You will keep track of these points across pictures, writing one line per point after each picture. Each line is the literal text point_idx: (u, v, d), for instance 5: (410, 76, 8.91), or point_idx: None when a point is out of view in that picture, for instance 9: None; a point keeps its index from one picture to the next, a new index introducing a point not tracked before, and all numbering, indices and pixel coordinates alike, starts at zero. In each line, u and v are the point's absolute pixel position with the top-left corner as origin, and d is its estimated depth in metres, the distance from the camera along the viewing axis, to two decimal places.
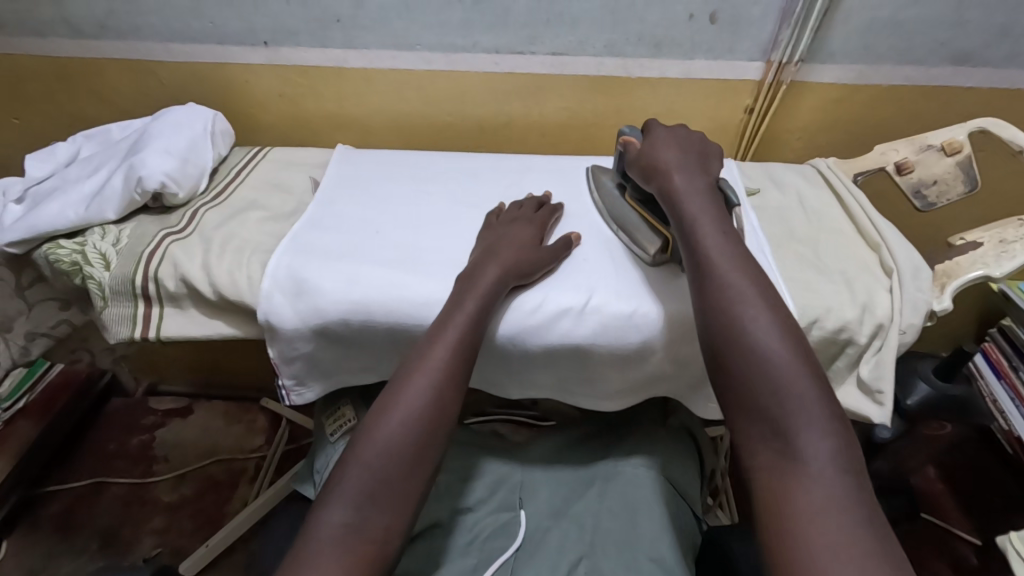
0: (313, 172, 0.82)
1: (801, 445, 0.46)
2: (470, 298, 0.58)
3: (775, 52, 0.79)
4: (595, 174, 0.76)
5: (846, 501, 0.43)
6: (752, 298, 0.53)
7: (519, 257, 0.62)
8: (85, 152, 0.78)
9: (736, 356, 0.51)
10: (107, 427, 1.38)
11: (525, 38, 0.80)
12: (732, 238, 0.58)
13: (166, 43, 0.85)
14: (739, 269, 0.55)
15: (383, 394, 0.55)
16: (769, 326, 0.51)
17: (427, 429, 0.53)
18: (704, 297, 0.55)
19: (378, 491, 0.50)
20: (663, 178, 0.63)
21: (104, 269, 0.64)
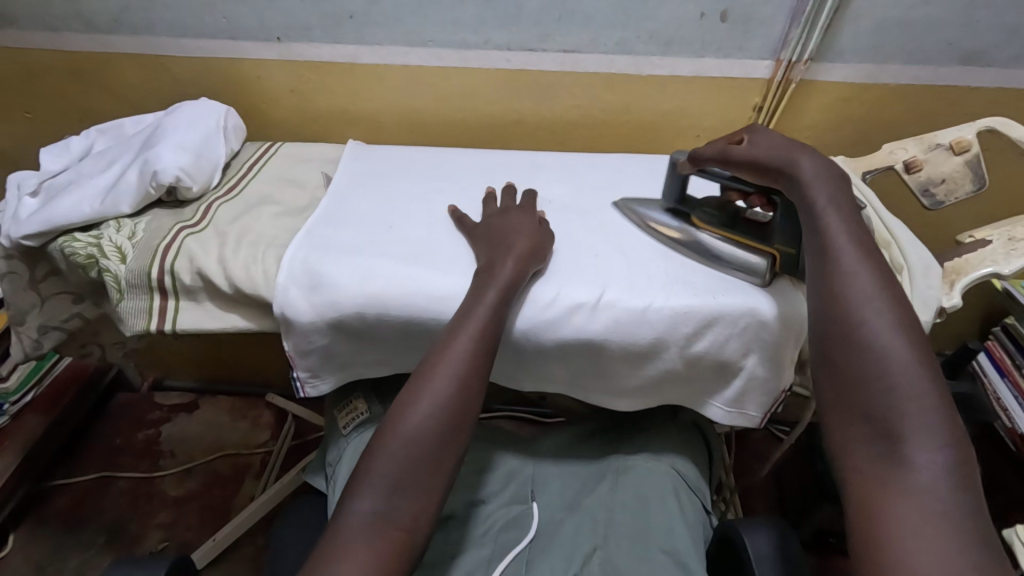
0: (325, 168, 0.82)
1: (912, 454, 0.44)
2: (492, 285, 0.58)
3: (785, 51, 0.80)
4: (629, 207, 0.72)
5: (952, 519, 0.42)
6: (874, 296, 0.51)
7: (534, 246, 0.63)
8: (98, 146, 0.79)
9: (850, 358, 0.49)
10: (112, 422, 1.38)
11: (536, 35, 0.81)
12: (858, 234, 0.55)
13: (179, 38, 0.85)
14: (865, 266, 0.53)
15: (409, 383, 0.56)
16: (894, 331, 0.49)
17: (453, 417, 0.54)
18: (820, 294, 0.53)
19: (406, 479, 0.52)
20: (787, 171, 0.59)
21: (120, 261, 0.65)
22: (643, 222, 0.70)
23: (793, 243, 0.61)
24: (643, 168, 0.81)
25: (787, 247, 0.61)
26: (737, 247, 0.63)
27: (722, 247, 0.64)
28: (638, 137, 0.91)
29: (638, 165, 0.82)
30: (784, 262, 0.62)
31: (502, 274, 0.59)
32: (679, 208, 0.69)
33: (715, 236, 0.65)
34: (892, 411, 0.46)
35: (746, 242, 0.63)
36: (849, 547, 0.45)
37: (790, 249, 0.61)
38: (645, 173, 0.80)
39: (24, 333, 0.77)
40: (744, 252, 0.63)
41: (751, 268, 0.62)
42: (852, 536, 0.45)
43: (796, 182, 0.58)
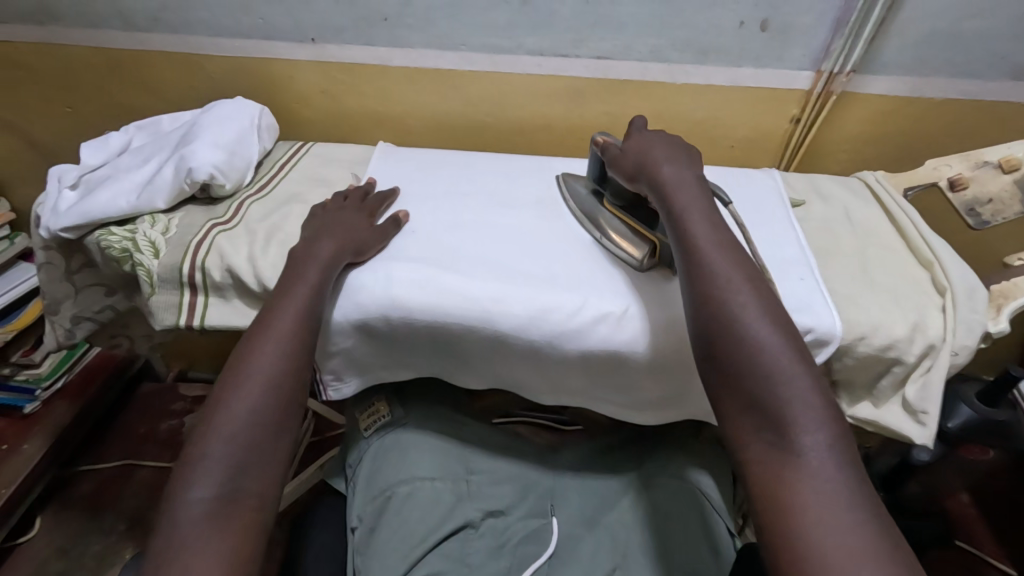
0: (354, 169, 0.82)
1: (799, 438, 0.44)
2: (309, 269, 0.60)
3: (825, 61, 0.78)
4: (565, 181, 0.76)
5: (846, 497, 0.41)
6: (739, 285, 0.52)
7: (351, 235, 0.64)
8: (136, 142, 0.80)
9: (729, 352, 0.49)
10: (137, 411, 1.41)
11: (570, 41, 0.80)
12: (719, 226, 0.57)
13: (215, 37, 0.87)
14: (727, 261, 0.53)
15: (228, 373, 0.54)
16: (759, 317, 0.50)
17: (288, 394, 0.54)
18: (694, 292, 0.53)
19: (247, 462, 0.49)
20: (649, 178, 0.62)
21: (153, 256, 0.66)
22: (570, 196, 0.74)
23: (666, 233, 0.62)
24: None
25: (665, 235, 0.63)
26: (627, 229, 0.66)
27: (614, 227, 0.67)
28: None
29: None
30: (663, 250, 0.63)
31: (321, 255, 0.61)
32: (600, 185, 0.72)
33: (614, 216, 0.68)
34: (774, 398, 0.46)
35: (632, 227, 0.66)
36: (761, 552, 0.43)
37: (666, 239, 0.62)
38: None
39: (58, 323, 0.79)
40: (631, 234, 0.66)
41: (628, 252, 0.65)
42: (764, 541, 0.43)
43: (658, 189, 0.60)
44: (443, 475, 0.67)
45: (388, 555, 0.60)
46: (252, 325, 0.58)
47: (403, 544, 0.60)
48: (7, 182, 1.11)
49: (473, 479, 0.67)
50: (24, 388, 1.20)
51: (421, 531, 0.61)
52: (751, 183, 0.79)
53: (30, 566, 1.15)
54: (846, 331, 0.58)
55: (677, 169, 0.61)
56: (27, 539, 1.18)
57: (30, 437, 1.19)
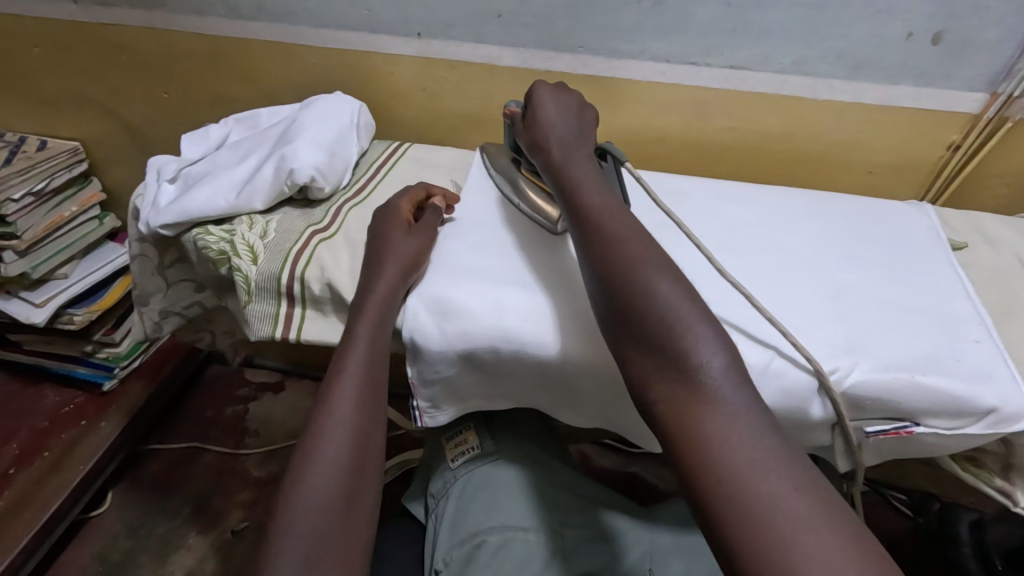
0: (453, 175, 0.77)
1: (699, 371, 0.40)
2: (364, 320, 0.56)
3: (1005, 83, 0.67)
4: (485, 153, 0.76)
5: (746, 411, 0.38)
6: (631, 232, 0.49)
7: (409, 256, 0.60)
8: (234, 136, 0.77)
9: (625, 296, 0.45)
10: (205, 394, 1.43)
11: (702, 48, 0.72)
12: (596, 180, 0.55)
13: (318, 28, 0.83)
14: (612, 211, 0.51)
15: (301, 448, 0.50)
16: (648, 254, 0.47)
17: (360, 460, 0.50)
18: (590, 241, 0.49)
19: (326, 548, 0.45)
20: (543, 153, 0.58)
21: (251, 262, 0.62)
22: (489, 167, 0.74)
23: None
24: (806, 207, 0.71)
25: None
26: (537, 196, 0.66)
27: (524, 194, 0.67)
28: (796, 169, 0.80)
29: (799, 203, 0.72)
30: None
31: (377, 293, 0.57)
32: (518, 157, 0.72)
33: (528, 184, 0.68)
34: (668, 332, 0.42)
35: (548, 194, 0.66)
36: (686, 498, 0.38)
37: None
38: (808, 214, 0.70)
39: (147, 314, 0.78)
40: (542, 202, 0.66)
41: (545, 217, 0.64)
42: (687, 486, 0.37)
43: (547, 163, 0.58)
44: (539, 526, 0.59)
45: None
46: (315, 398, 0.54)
47: None
48: (101, 163, 1.12)
49: (566, 533, 0.60)
50: (103, 366, 1.22)
51: None
52: (902, 217, 0.69)
53: (101, 541, 1.17)
54: None
55: (564, 136, 0.59)
56: (98, 514, 1.20)
57: (108, 415, 1.21)
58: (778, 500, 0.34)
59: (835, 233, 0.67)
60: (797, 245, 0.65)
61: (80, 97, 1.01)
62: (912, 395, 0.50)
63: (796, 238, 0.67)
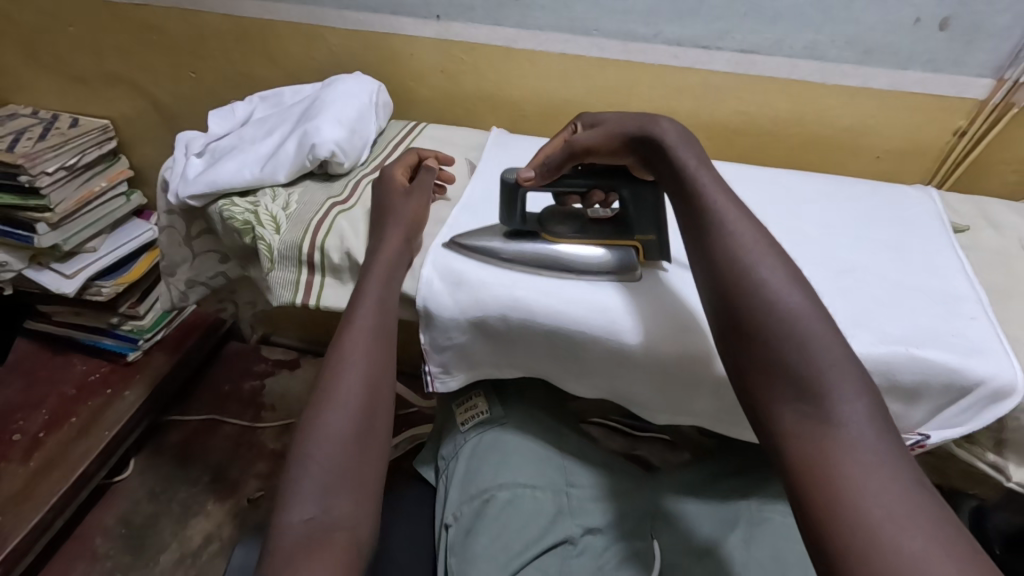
0: (469, 154, 0.80)
1: (834, 406, 0.39)
2: (371, 279, 0.59)
3: (1011, 70, 0.68)
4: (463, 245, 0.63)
5: (882, 454, 0.37)
6: (764, 247, 0.47)
7: (416, 214, 0.64)
8: (258, 113, 0.80)
9: (753, 315, 0.44)
10: (224, 369, 1.47)
11: (715, 31, 0.74)
12: (728, 193, 0.52)
13: (341, 10, 0.86)
14: (740, 220, 0.49)
15: (316, 395, 0.53)
16: (785, 276, 0.45)
17: (372, 406, 0.53)
18: (714, 252, 0.48)
19: (340, 483, 0.48)
20: (651, 132, 0.58)
21: (274, 232, 0.65)
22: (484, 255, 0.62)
23: (651, 230, 0.62)
24: (813, 190, 0.73)
25: (647, 235, 0.62)
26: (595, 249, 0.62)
27: (581, 254, 0.62)
28: (806, 154, 0.82)
29: (807, 186, 0.74)
30: (649, 250, 0.62)
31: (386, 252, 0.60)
32: (520, 229, 0.64)
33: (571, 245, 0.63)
34: (802, 359, 0.41)
35: (606, 244, 0.63)
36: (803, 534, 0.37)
37: (651, 235, 0.62)
38: (815, 196, 0.72)
39: (173, 284, 0.82)
40: (606, 252, 0.62)
41: (621, 267, 0.61)
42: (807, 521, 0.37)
43: (660, 143, 0.57)
44: (543, 484, 0.63)
45: (485, 562, 0.57)
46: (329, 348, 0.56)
47: (502, 555, 0.58)
48: (129, 141, 1.16)
49: (572, 492, 0.63)
50: (128, 337, 1.27)
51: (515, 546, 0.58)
52: (907, 201, 0.71)
53: (124, 505, 1.22)
54: None
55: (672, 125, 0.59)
56: (121, 479, 1.25)
57: (132, 385, 1.26)
58: (920, 557, 0.32)
59: (840, 215, 0.69)
60: (803, 226, 0.67)
61: (111, 75, 1.05)
62: (905, 368, 0.52)
63: (802, 219, 0.68)
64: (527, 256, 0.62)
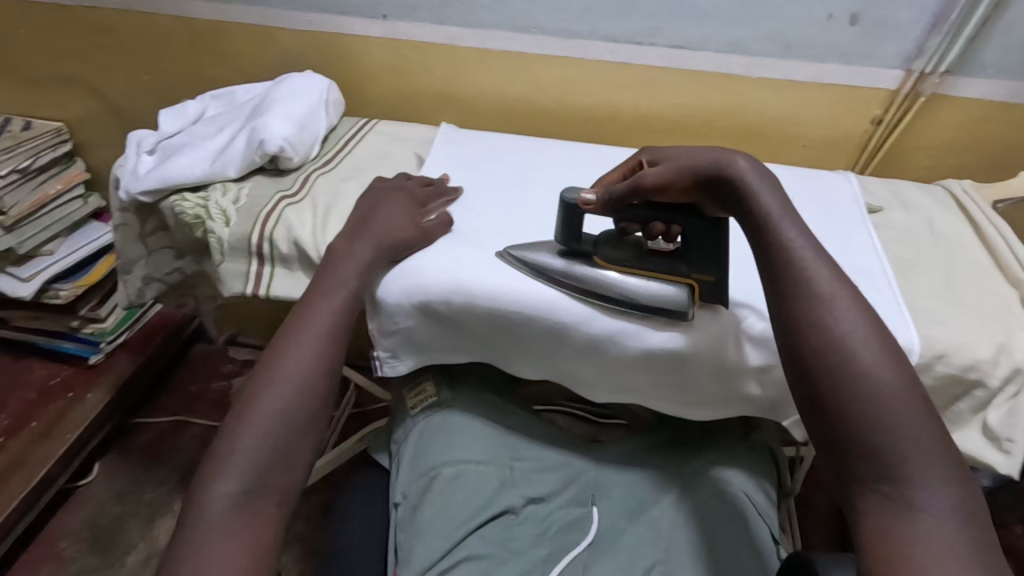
0: (418, 148, 0.83)
1: (915, 489, 0.39)
2: (346, 267, 0.60)
3: (917, 61, 0.74)
4: (513, 258, 0.63)
5: (959, 545, 0.37)
6: (852, 310, 0.47)
7: (399, 229, 0.64)
8: (210, 111, 0.82)
9: (835, 381, 0.44)
10: (191, 370, 1.47)
11: (647, 28, 0.78)
12: (824, 255, 0.50)
13: (292, 11, 0.88)
14: (832, 279, 0.48)
15: (261, 369, 0.54)
16: (880, 357, 0.44)
17: (321, 391, 0.54)
18: (794, 309, 0.48)
19: (272, 459, 0.49)
20: (730, 173, 0.56)
21: (224, 225, 0.68)
22: (535, 269, 0.62)
23: (711, 270, 0.59)
24: None
25: (705, 275, 0.60)
26: (649, 282, 0.60)
27: (635, 285, 0.60)
28: (740, 143, 0.86)
29: None
30: (705, 290, 0.60)
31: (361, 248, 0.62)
32: (575, 249, 0.62)
33: (624, 274, 0.61)
34: (880, 441, 0.41)
35: (657, 278, 0.60)
36: None
37: (710, 276, 0.59)
38: None
39: (130, 281, 0.82)
40: (661, 285, 0.60)
41: (672, 304, 0.59)
42: None
43: (743, 188, 0.55)
44: (488, 460, 0.67)
45: (432, 534, 0.61)
46: (282, 327, 0.58)
47: (448, 525, 0.61)
48: (85, 143, 1.16)
49: (517, 466, 0.68)
50: (89, 339, 1.27)
51: (460, 516, 0.62)
52: (828, 183, 0.75)
53: (89, 508, 1.22)
54: (929, 346, 0.56)
55: (753, 165, 0.56)
56: (86, 483, 1.24)
57: (95, 387, 1.26)
58: None
59: None
60: None
61: (65, 77, 1.05)
62: None
63: None
64: (580, 283, 0.61)
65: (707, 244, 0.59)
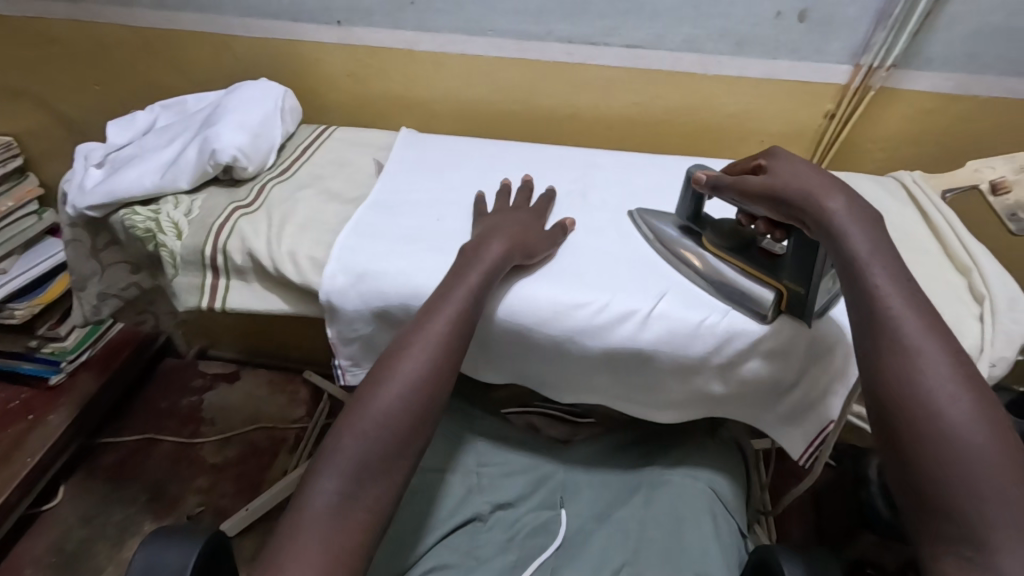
0: (376, 154, 0.82)
1: (1000, 558, 0.38)
2: (447, 306, 0.56)
3: (865, 56, 0.75)
4: (644, 218, 0.68)
5: None
6: (941, 362, 0.45)
7: (523, 237, 0.62)
8: (162, 122, 0.80)
9: (917, 436, 0.43)
10: (159, 387, 1.44)
11: (601, 28, 0.78)
12: (911, 296, 0.48)
13: (244, 18, 0.86)
14: (919, 326, 0.46)
15: (377, 367, 0.55)
16: (972, 416, 0.42)
17: (427, 398, 0.53)
18: (877, 358, 0.46)
19: (370, 463, 0.50)
20: (818, 209, 0.51)
21: (176, 238, 0.66)
22: (653, 236, 0.66)
23: (801, 283, 0.56)
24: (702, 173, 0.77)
25: (795, 285, 0.56)
26: (744, 276, 0.59)
27: (729, 274, 0.60)
28: (699, 139, 0.87)
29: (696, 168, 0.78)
30: (791, 301, 0.57)
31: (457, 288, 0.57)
32: (693, 227, 0.65)
33: (724, 261, 0.61)
34: (959, 444, 0.41)
35: (750, 274, 0.59)
36: None
37: (801, 288, 0.56)
38: None
39: (85, 299, 0.79)
40: (751, 283, 0.59)
41: (752, 301, 0.58)
42: None
43: (827, 223, 0.50)
44: (456, 468, 0.67)
45: (398, 544, 0.60)
46: (397, 336, 0.56)
47: (414, 535, 0.61)
48: (37, 158, 1.13)
49: (483, 472, 0.68)
50: (49, 360, 1.23)
51: (427, 525, 0.62)
52: None
53: (55, 532, 1.18)
54: None
55: (848, 205, 0.51)
56: (50, 507, 1.21)
57: (57, 409, 1.22)
58: None
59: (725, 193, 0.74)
60: None
61: (12, 90, 1.02)
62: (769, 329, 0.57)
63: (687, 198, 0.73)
64: (689, 263, 0.62)
65: (807, 257, 0.55)
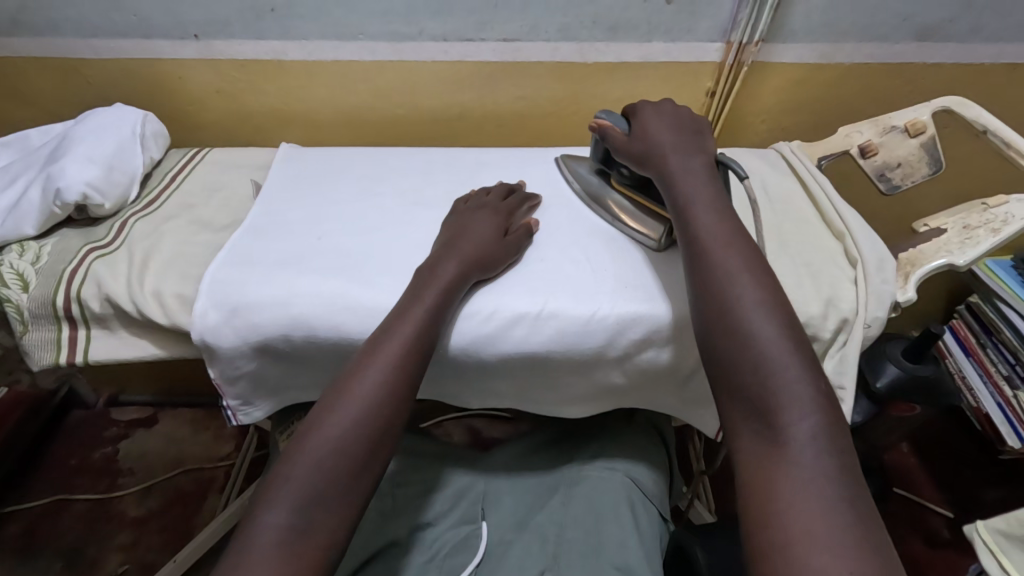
0: (255, 174, 0.77)
1: (782, 411, 0.42)
2: (401, 326, 0.53)
3: (734, 32, 0.76)
4: (568, 164, 0.73)
5: (822, 474, 0.39)
6: (738, 260, 0.51)
7: (477, 251, 0.59)
8: (3, 161, 0.73)
9: (722, 315, 0.48)
10: (65, 442, 1.33)
11: (474, 24, 0.76)
12: (722, 208, 0.55)
13: (87, 39, 0.78)
14: (722, 228, 0.53)
15: (329, 394, 0.50)
16: (759, 298, 0.48)
17: (387, 415, 0.50)
18: (693, 266, 0.52)
19: (327, 495, 0.45)
20: (658, 161, 0.60)
21: (21, 290, 0.59)
22: (575, 178, 0.72)
23: None
24: None
25: None
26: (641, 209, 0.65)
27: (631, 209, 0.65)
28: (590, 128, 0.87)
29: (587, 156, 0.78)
30: None
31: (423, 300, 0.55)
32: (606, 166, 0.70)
33: (625, 195, 0.66)
34: (748, 320, 0.47)
35: (649, 208, 0.64)
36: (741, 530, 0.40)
37: None
38: None
39: None
40: (649, 215, 0.64)
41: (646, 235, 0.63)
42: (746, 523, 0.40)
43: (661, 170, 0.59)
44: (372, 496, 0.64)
45: None
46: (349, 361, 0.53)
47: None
48: None
49: (398, 493, 0.65)
50: None
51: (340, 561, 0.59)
52: None
53: None
54: None
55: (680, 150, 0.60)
56: None
57: None
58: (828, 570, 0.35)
59: None
60: (580, 195, 0.71)
61: None
62: (659, 319, 0.57)
63: (580, 188, 0.72)
64: (602, 201, 0.68)
65: None
